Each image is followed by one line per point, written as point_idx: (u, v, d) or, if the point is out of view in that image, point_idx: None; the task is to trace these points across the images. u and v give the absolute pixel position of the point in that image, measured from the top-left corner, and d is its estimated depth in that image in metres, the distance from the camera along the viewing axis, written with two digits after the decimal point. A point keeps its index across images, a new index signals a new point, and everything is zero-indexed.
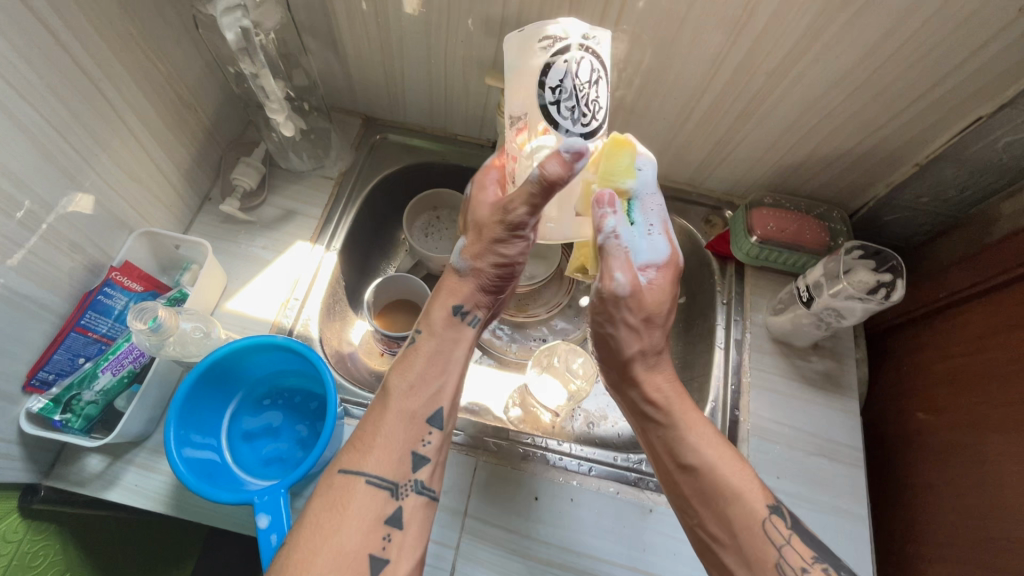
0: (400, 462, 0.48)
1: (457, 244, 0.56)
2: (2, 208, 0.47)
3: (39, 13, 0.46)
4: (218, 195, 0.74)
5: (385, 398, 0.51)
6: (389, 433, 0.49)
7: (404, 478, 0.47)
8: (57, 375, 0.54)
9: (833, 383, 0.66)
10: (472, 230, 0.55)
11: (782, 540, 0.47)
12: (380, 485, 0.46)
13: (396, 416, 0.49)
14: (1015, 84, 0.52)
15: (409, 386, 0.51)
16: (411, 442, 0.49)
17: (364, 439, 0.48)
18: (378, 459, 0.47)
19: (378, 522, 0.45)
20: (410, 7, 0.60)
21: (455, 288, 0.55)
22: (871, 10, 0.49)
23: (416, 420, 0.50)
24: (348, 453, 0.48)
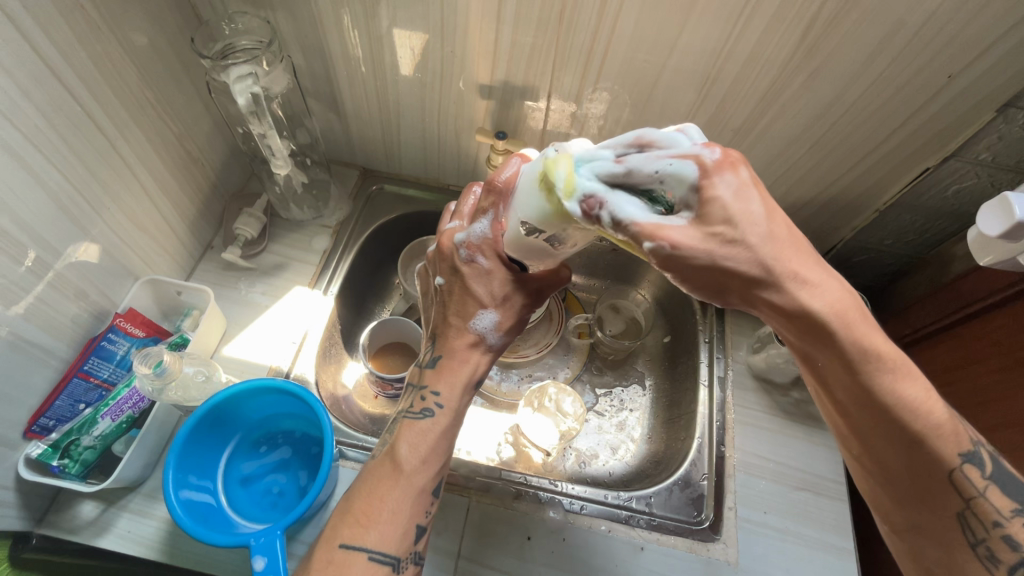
0: (405, 535, 0.47)
1: (485, 316, 0.51)
2: (15, 257, 0.49)
3: (65, 81, 0.51)
4: (220, 243, 0.77)
5: (394, 468, 0.48)
6: (395, 507, 0.46)
7: (405, 552, 0.47)
8: (57, 421, 0.55)
9: (814, 418, 0.69)
10: (503, 306, 0.52)
11: (974, 492, 0.39)
12: (383, 562, 0.45)
13: (404, 489, 0.47)
14: (954, 139, 0.57)
15: (420, 452, 0.49)
16: (416, 515, 0.48)
17: (364, 510, 0.46)
18: (380, 534, 0.45)
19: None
20: (406, 70, 0.65)
21: (460, 350, 0.52)
22: (822, 76, 0.55)
23: (422, 494, 0.48)
24: (348, 526, 0.45)
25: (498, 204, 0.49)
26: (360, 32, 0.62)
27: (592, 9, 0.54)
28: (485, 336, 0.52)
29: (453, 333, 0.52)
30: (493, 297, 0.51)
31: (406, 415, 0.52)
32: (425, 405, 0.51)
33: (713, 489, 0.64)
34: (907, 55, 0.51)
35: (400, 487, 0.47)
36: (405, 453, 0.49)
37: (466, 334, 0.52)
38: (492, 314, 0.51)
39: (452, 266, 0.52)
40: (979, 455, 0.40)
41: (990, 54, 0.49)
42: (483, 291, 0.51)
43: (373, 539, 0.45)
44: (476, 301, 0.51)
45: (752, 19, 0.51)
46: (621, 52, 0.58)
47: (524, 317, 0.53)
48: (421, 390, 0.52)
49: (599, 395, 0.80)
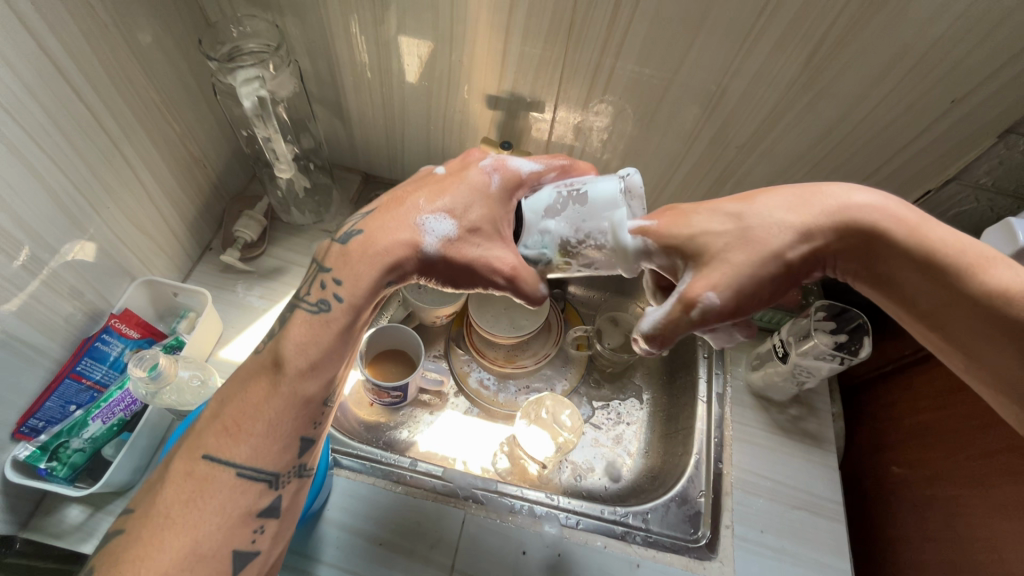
0: (285, 451, 0.44)
1: (439, 217, 0.45)
2: (6, 251, 0.48)
3: (70, 79, 0.50)
4: (219, 245, 0.76)
5: (277, 375, 0.43)
6: (273, 420, 0.43)
7: (284, 469, 0.45)
8: (47, 423, 0.54)
9: (811, 437, 0.69)
10: (467, 224, 0.45)
11: None
12: (257, 479, 0.43)
13: (288, 400, 0.43)
14: (955, 164, 0.58)
15: (310, 356, 0.44)
16: (302, 428, 0.45)
17: (238, 425, 0.42)
18: (255, 450, 0.42)
19: (248, 517, 0.43)
20: (411, 76, 0.65)
21: (386, 244, 0.45)
22: (826, 97, 0.56)
23: (311, 406, 0.44)
24: (221, 438, 0.42)
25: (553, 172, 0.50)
26: (367, 38, 0.62)
27: (601, 24, 0.54)
28: (423, 236, 0.45)
29: (394, 218, 0.46)
30: (471, 213, 0.46)
31: (299, 304, 0.46)
32: (323, 296, 0.45)
33: (710, 505, 0.63)
34: (912, 79, 0.52)
35: (283, 399, 0.43)
36: (289, 354, 0.43)
37: (411, 226, 0.45)
38: (450, 229, 0.45)
39: (465, 167, 0.49)
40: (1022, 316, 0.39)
41: (993, 81, 0.50)
42: (470, 201, 0.46)
43: (243, 456, 0.42)
44: (452, 201, 0.46)
45: (759, 39, 0.52)
46: (629, 67, 0.58)
47: (476, 268, 0.45)
48: (326, 277, 0.46)
49: (595, 408, 0.79)
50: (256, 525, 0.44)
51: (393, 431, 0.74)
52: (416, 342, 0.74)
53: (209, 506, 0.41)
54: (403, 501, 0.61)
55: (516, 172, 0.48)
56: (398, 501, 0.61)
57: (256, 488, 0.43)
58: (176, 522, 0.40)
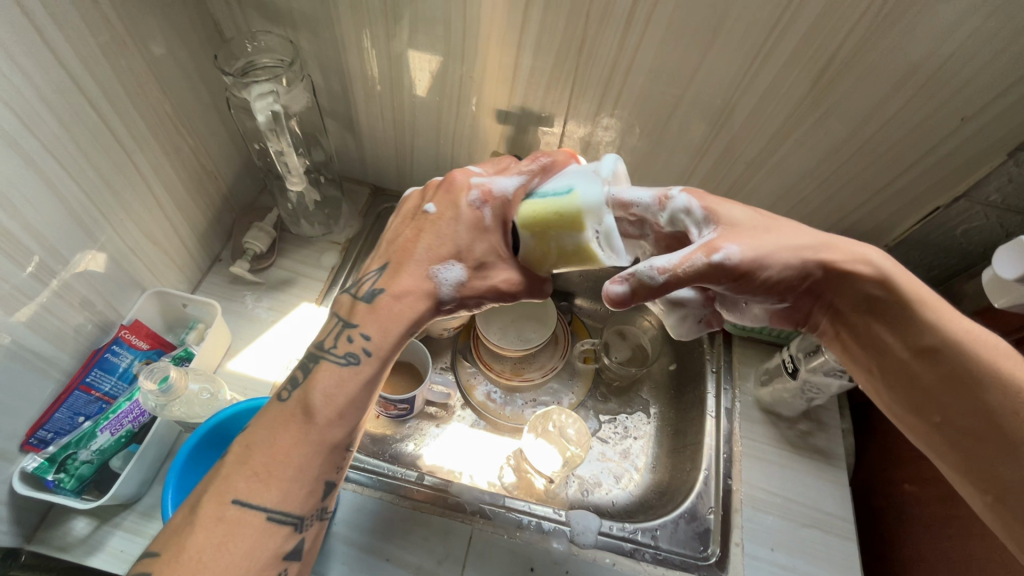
0: (310, 494, 0.42)
1: (449, 264, 0.48)
2: (17, 259, 0.48)
3: (88, 94, 0.51)
4: (228, 257, 0.77)
5: (306, 423, 0.42)
6: (303, 464, 0.41)
7: (309, 511, 0.43)
8: (56, 434, 0.54)
9: (822, 453, 0.68)
10: (471, 262, 0.48)
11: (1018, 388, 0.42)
12: (284, 523, 0.41)
13: (314, 447, 0.42)
14: (964, 181, 0.58)
15: (339, 404, 0.44)
16: (327, 470, 0.43)
17: (269, 469, 0.40)
18: (283, 493, 0.40)
19: (274, 560, 0.41)
20: (422, 89, 0.66)
21: (406, 294, 0.47)
22: (835, 115, 0.56)
23: (337, 450, 0.44)
24: (246, 480, 0.39)
25: (536, 177, 0.48)
26: (379, 53, 0.62)
27: (612, 41, 0.55)
28: (439, 287, 0.48)
29: (407, 270, 0.47)
30: (473, 252, 0.48)
31: (323, 357, 0.46)
32: (350, 349, 0.46)
33: (720, 522, 0.63)
34: (922, 96, 0.52)
35: (312, 444, 0.42)
36: (318, 401, 0.43)
37: (422, 276, 0.47)
38: (461, 272, 0.48)
39: (454, 203, 0.48)
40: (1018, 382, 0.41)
41: (1002, 99, 0.50)
42: (471, 242, 0.48)
43: (273, 500, 0.40)
44: (456, 245, 0.48)
45: (771, 55, 0.52)
46: (638, 83, 0.58)
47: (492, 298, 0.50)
48: (348, 330, 0.47)
49: (603, 422, 0.79)
50: (280, 569, 0.41)
51: (399, 444, 0.74)
52: (422, 355, 0.74)
53: (237, 551, 0.39)
54: (410, 515, 0.61)
55: (500, 196, 0.48)
56: (405, 516, 0.60)
57: (282, 532, 0.41)
58: (210, 566, 0.37)
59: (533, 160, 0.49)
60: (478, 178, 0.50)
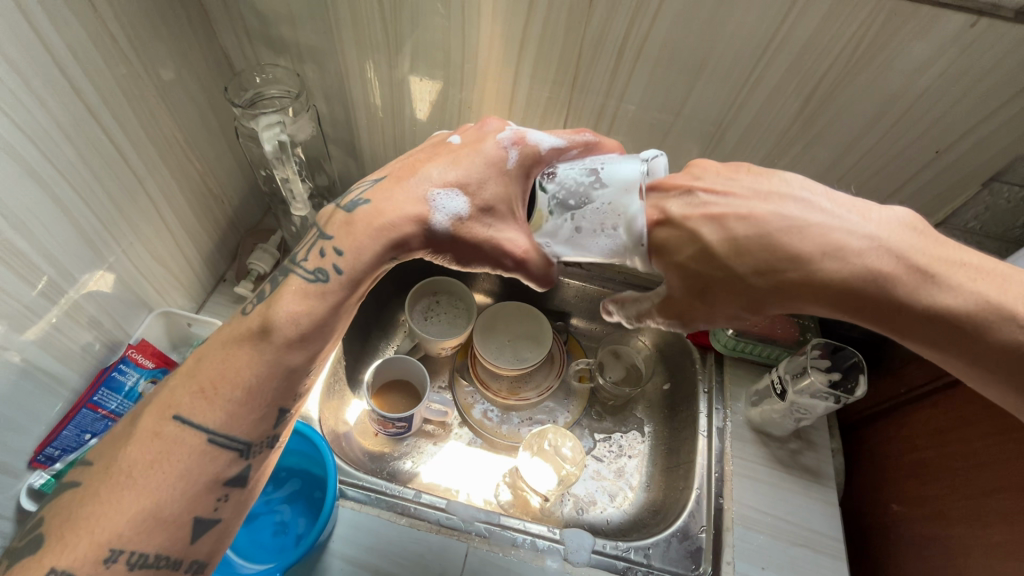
0: (260, 422, 0.45)
1: (457, 196, 0.47)
2: (28, 279, 0.50)
3: (104, 124, 0.53)
4: (232, 276, 0.79)
5: (263, 341, 0.44)
6: (254, 387, 0.44)
7: (257, 438, 0.45)
8: (62, 451, 0.55)
9: (811, 472, 0.69)
10: (479, 203, 0.48)
11: None
12: (227, 445, 0.43)
13: (271, 369, 0.44)
14: (943, 209, 0.61)
15: (301, 327, 0.45)
16: (280, 400, 0.46)
17: (215, 388, 0.43)
18: (231, 419, 0.43)
19: (214, 484, 0.44)
20: (423, 115, 0.69)
21: (396, 217, 0.47)
22: (817, 144, 0.59)
23: (292, 378, 0.46)
24: (196, 400, 0.43)
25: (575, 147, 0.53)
26: (381, 82, 0.65)
27: (604, 75, 0.58)
28: (434, 211, 0.47)
29: (406, 190, 0.48)
30: (482, 192, 0.48)
31: (294, 271, 0.47)
32: (321, 266, 0.47)
33: (711, 541, 0.64)
34: (899, 128, 0.55)
35: (266, 365, 0.44)
36: (278, 320, 0.45)
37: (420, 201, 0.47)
38: (462, 206, 0.47)
39: (480, 139, 0.50)
40: None
41: (976, 132, 0.52)
42: (486, 180, 0.48)
43: (216, 423, 0.43)
44: (467, 176, 0.48)
45: (755, 88, 0.55)
46: (630, 112, 0.61)
47: (487, 249, 0.48)
48: (324, 246, 0.48)
49: (597, 440, 0.80)
50: (220, 492, 0.44)
51: (396, 461, 0.75)
52: (421, 373, 0.76)
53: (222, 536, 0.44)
54: (406, 533, 0.62)
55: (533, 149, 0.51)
56: (401, 534, 0.61)
57: (227, 458, 0.44)
58: None
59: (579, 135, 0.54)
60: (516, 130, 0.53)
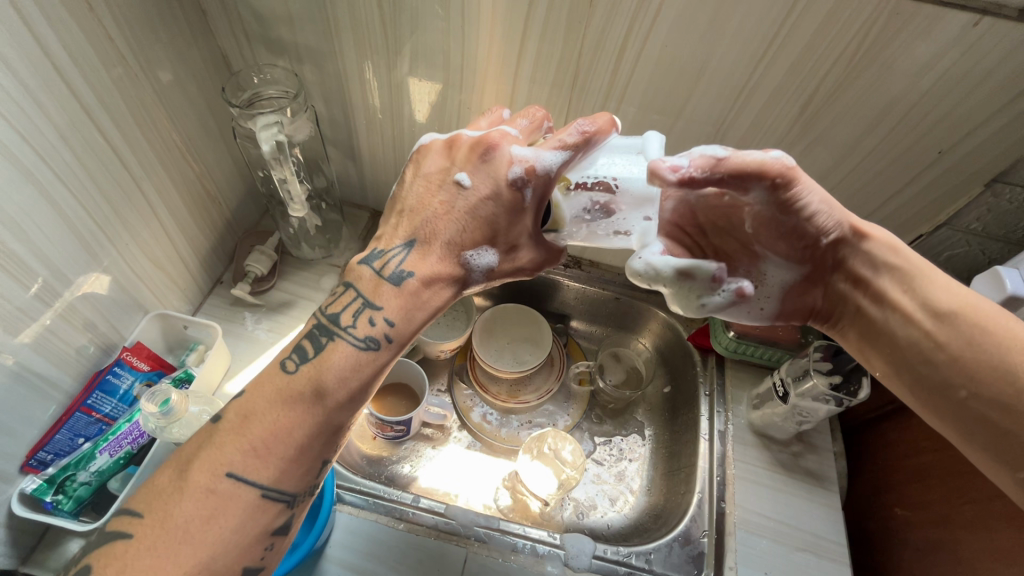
0: (307, 472, 0.43)
1: (489, 250, 0.47)
2: (21, 281, 0.49)
3: (100, 125, 0.53)
4: (229, 278, 0.78)
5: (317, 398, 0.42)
6: (304, 445, 0.41)
7: (302, 489, 0.43)
8: (55, 455, 0.55)
9: (813, 476, 0.69)
10: (505, 246, 0.48)
11: None
12: (278, 501, 0.41)
13: (323, 428, 0.42)
14: (945, 210, 0.60)
15: (351, 387, 0.43)
16: (325, 451, 0.44)
17: (265, 444, 0.40)
18: (280, 472, 0.41)
19: (262, 535, 0.42)
20: (421, 115, 0.68)
21: (436, 280, 0.46)
22: (818, 146, 0.58)
23: (339, 434, 0.44)
24: (245, 455, 0.40)
25: (577, 152, 0.46)
26: (380, 82, 0.65)
27: (605, 75, 0.57)
28: (470, 270, 0.47)
29: (433, 255, 0.45)
30: (509, 234, 0.47)
31: (339, 336, 0.44)
32: (371, 333, 0.44)
33: (713, 546, 0.63)
34: (902, 129, 0.54)
35: (317, 425, 0.41)
36: (331, 383, 0.42)
37: (455, 262, 0.46)
38: (494, 257, 0.47)
39: (493, 180, 0.45)
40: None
41: (979, 133, 0.52)
42: (508, 226, 0.46)
43: (270, 478, 0.40)
44: (492, 228, 0.46)
45: (756, 90, 0.55)
46: (631, 112, 0.61)
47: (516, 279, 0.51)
48: (371, 312, 0.44)
49: (597, 443, 0.79)
50: (267, 542, 0.42)
51: (395, 465, 0.74)
52: (419, 375, 0.75)
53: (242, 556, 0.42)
54: (404, 539, 0.61)
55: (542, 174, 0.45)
56: (399, 539, 0.61)
57: (275, 509, 0.41)
58: (211, 558, 0.38)
59: (574, 129, 0.46)
60: (518, 149, 0.46)
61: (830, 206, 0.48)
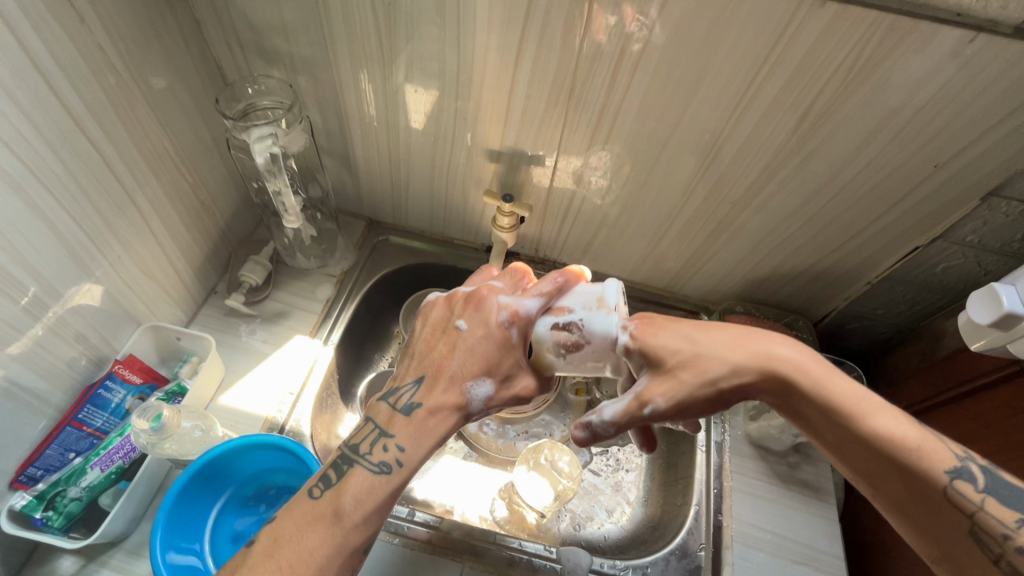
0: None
1: (483, 381, 0.50)
2: (10, 294, 0.48)
3: (92, 137, 0.52)
4: (224, 289, 0.78)
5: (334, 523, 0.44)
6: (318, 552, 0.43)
7: None
8: (45, 471, 0.54)
9: (810, 487, 0.69)
10: (496, 376, 0.51)
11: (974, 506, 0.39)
12: None
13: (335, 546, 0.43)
14: (941, 223, 0.60)
15: (365, 508, 0.45)
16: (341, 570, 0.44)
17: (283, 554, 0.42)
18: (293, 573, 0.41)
19: None
20: (417, 123, 0.67)
21: (440, 409, 0.49)
22: (814, 159, 0.58)
23: (355, 554, 0.45)
24: (262, 557, 0.42)
25: (552, 298, 0.54)
26: (376, 93, 0.64)
27: (601, 87, 0.57)
28: (469, 400, 0.49)
29: (441, 388, 0.49)
30: (499, 367, 0.51)
31: (358, 463, 0.47)
32: (384, 459, 0.47)
33: (710, 559, 0.63)
34: (898, 142, 0.54)
35: (334, 546, 0.43)
36: (348, 505, 0.45)
37: (458, 391, 0.49)
38: (490, 388, 0.50)
39: (483, 322, 0.51)
40: (971, 468, 0.40)
41: (974, 146, 0.52)
42: (499, 358, 0.51)
43: None
44: (485, 362, 0.50)
45: (754, 102, 0.54)
46: (628, 124, 0.61)
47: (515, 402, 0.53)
48: (384, 439, 0.48)
49: (594, 454, 0.78)
50: None
51: None
52: None
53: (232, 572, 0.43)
54: (400, 554, 0.60)
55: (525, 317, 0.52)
56: (394, 555, 0.60)
57: None
58: None
59: (550, 280, 0.54)
60: (505, 296, 0.53)
61: (711, 370, 0.45)
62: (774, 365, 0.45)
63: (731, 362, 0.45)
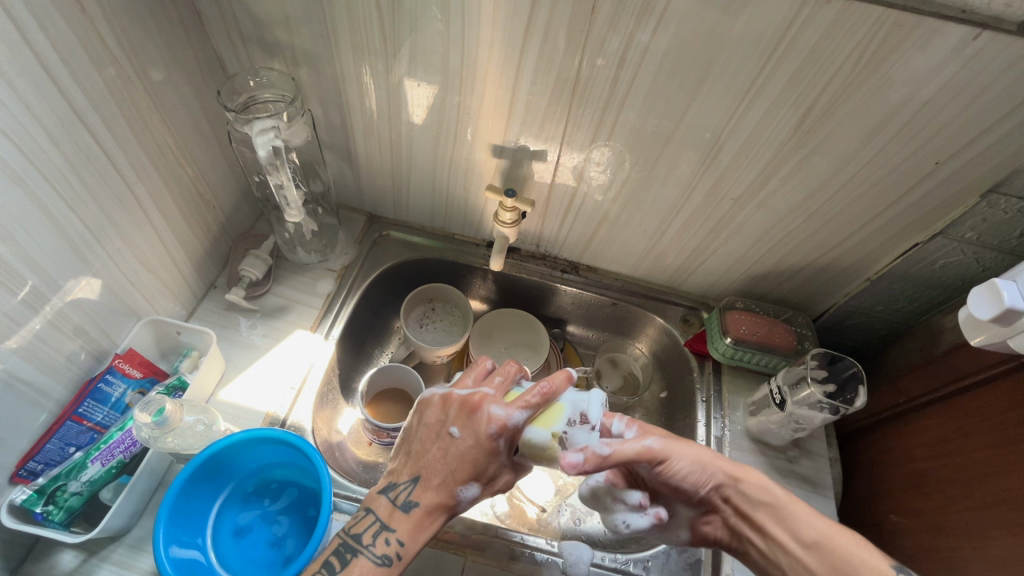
0: None
1: (471, 488, 0.51)
2: (8, 286, 0.48)
3: (92, 129, 0.52)
4: (223, 283, 0.77)
5: None
6: None
7: None
8: (45, 466, 0.54)
9: (809, 482, 0.69)
10: (485, 479, 0.52)
11: None
12: None
13: None
14: (941, 219, 0.61)
15: None
16: None
17: None
18: None
19: None
20: (419, 118, 0.67)
21: (435, 509, 0.50)
22: (816, 156, 0.58)
23: None
24: None
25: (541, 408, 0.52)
26: (378, 87, 0.64)
27: (605, 82, 0.57)
28: (459, 504, 0.51)
29: (433, 488, 0.50)
30: (487, 471, 0.51)
31: (361, 553, 0.49)
32: (386, 551, 0.49)
33: (711, 553, 0.63)
34: (899, 139, 0.54)
35: None
36: None
37: (448, 493, 0.50)
38: (478, 489, 0.51)
39: (473, 432, 0.51)
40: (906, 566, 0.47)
41: (975, 143, 0.53)
42: (487, 465, 0.51)
43: None
44: (474, 470, 0.51)
45: (757, 98, 0.54)
46: (631, 119, 0.60)
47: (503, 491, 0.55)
48: (386, 532, 0.49)
49: None
50: None
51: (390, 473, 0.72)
52: (417, 382, 0.75)
53: None
54: None
55: (513, 430, 0.51)
56: None
57: None
58: None
59: (537, 390, 0.51)
60: (495, 406, 0.51)
61: (694, 464, 0.53)
62: (741, 475, 0.54)
63: (713, 456, 0.55)
